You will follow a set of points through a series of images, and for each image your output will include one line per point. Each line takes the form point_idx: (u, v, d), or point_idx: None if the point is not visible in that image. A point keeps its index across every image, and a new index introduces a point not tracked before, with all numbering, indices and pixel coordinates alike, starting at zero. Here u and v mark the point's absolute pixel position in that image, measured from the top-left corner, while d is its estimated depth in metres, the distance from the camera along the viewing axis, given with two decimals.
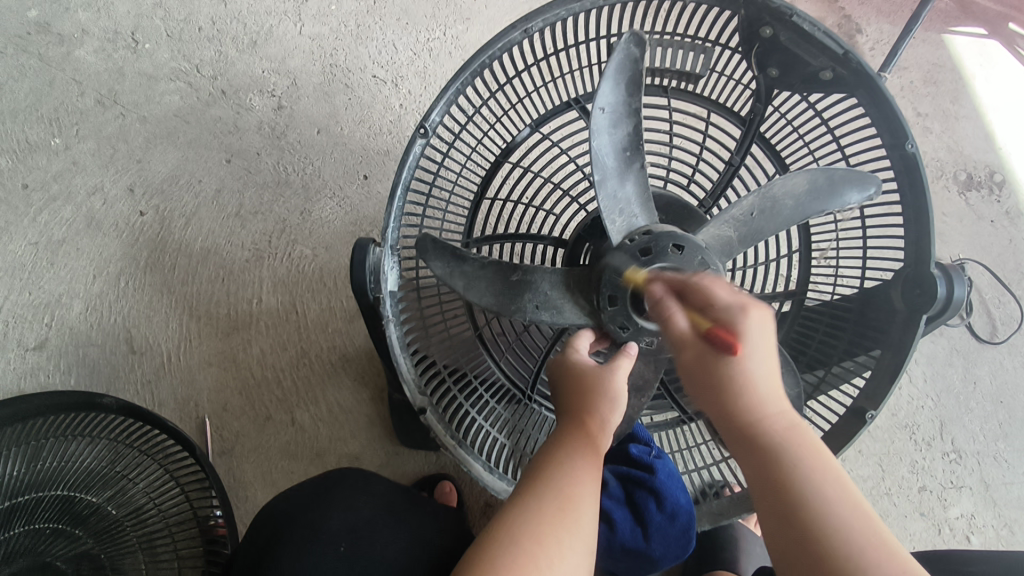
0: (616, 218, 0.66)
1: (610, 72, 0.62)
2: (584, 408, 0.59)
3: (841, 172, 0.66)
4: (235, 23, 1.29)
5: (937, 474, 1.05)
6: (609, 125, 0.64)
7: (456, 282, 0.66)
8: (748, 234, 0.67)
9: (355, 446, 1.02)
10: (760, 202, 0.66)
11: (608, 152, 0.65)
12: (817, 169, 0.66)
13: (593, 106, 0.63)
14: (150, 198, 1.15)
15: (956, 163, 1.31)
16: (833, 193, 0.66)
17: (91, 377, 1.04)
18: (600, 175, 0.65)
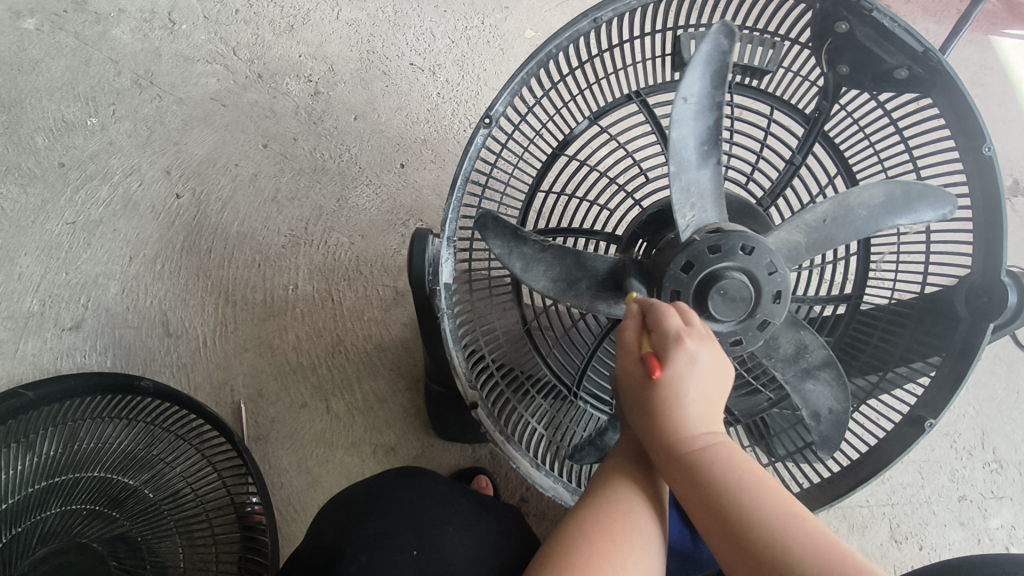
0: (688, 212, 0.65)
1: (699, 60, 0.60)
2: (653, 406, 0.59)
3: (919, 188, 0.64)
4: (273, 6, 1.28)
5: (977, 483, 1.04)
6: (692, 117, 0.62)
7: (513, 261, 0.65)
8: (816, 243, 0.66)
9: (390, 437, 1.01)
10: (834, 210, 0.65)
11: (685, 146, 0.63)
12: (894, 181, 0.64)
13: (678, 94, 0.61)
14: (186, 181, 1.14)
15: (1001, 168, 1.28)
16: (909, 206, 0.64)
17: (127, 359, 1.03)
18: (677, 168, 0.64)
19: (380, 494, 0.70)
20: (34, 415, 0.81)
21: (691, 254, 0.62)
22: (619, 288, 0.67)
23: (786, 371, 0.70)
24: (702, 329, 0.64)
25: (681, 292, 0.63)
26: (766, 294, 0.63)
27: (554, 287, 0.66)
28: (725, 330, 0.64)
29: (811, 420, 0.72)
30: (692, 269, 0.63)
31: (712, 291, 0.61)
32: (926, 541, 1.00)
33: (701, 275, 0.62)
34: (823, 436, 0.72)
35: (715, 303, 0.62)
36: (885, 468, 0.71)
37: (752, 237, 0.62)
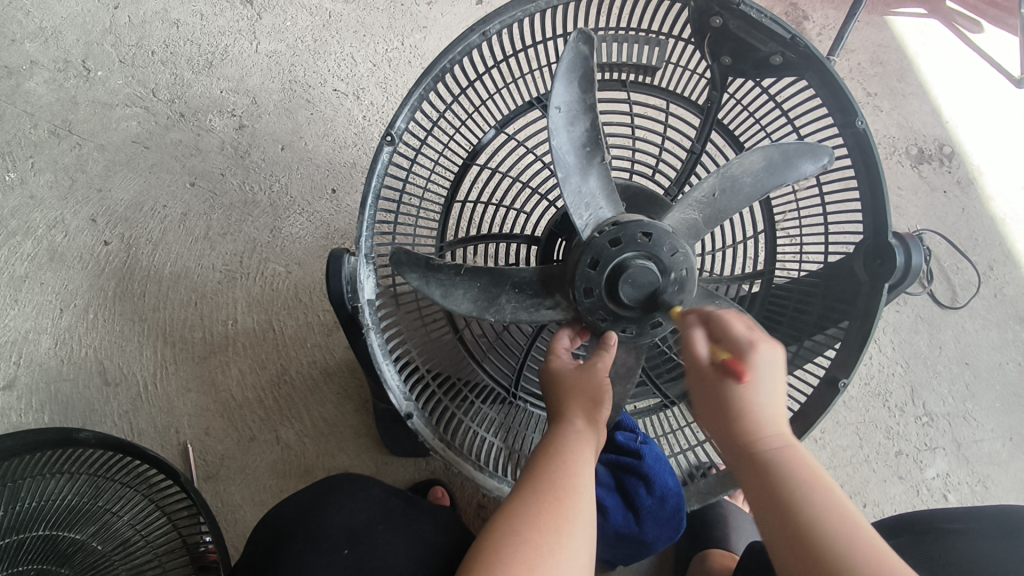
0: (583, 213, 0.67)
1: (561, 72, 0.61)
2: (571, 412, 0.64)
3: (793, 145, 0.68)
4: (190, 45, 1.29)
5: (912, 437, 1.09)
6: (566, 124, 0.64)
7: (433, 289, 0.67)
8: (711, 216, 0.69)
9: (343, 460, 1.01)
10: (721, 183, 0.69)
11: (567, 150, 0.64)
12: (770, 145, 0.68)
13: (549, 105, 0.63)
14: (114, 227, 1.13)
15: (907, 138, 1.36)
16: (787, 164, 0.68)
17: (65, 413, 1.01)
18: (563, 174, 0.65)
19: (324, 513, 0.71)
20: None
21: (595, 252, 0.65)
22: (538, 289, 0.69)
23: None
24: (616, 318, 0.68)
25: (592, 287, 0.66)
26: (674, 277, 0.66)
27: (475, 306, 0.68)
28: (636, 319, 0.68)
29: None
30: (599, 264, 0.66)
31: (620, 282, 0.65)
32: (869, 498, 1.06)
33: (608, 268, 0.66)
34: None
35: (626, 292, 0.65)
36: (809, 431, 0.75)
37: (651, 225, 0.66)
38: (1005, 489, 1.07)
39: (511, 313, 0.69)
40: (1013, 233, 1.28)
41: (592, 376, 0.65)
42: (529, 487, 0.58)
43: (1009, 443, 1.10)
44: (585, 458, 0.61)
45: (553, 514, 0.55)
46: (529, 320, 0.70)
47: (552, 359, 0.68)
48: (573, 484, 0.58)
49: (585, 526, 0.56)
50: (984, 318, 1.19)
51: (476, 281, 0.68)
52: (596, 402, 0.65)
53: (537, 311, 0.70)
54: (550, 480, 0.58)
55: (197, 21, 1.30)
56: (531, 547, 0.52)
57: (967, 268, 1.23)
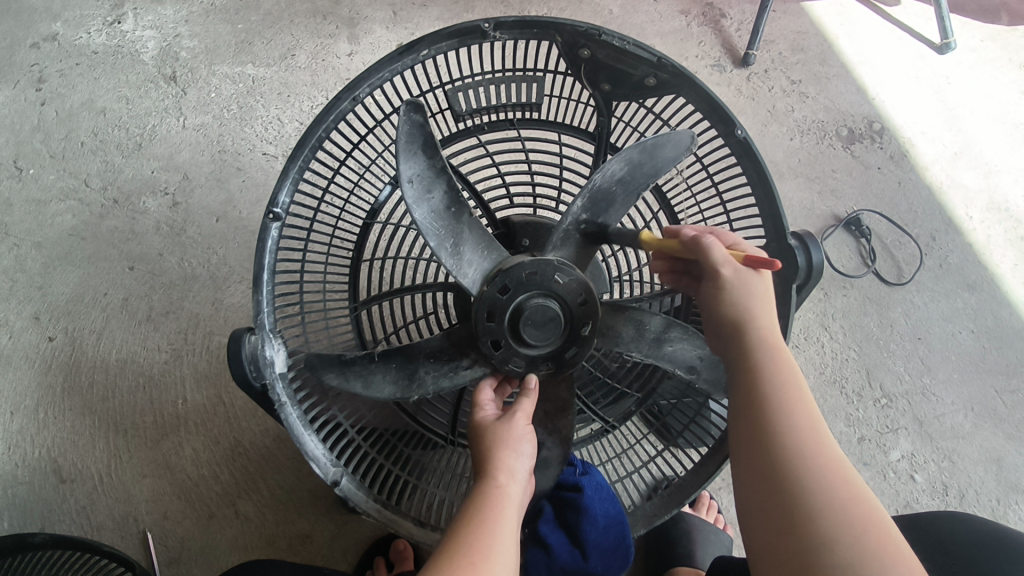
0: (468, 271, 0.67)
1: (402, 149, 0.61)
2: (491, 464, 0.62)
3: (647, 141, 0.66)
4: (118, 130, 1.31)
5: (873, 421, 1.09)
6: (420, 198, 0.63)
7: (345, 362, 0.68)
8: (599, 231, 0.69)
9: (305, 525, 1.01)
10: (593, 203, 0.68)
11: (432, 219, 0.64)
12: (626, 149, 0.66)
13: (400, 182, 0.62)
14: (57, 321, 1.13)
15: (835, 120, 1.35)
16: (653, 160, 0.67)
17: (23, 517, 1.00)
18: (435, 243, 0.64)
19: None
20: None
21: (488, 304, 0.66)
22: (448, 340, 0.69)
23: (635, 357, 0.72)
24: (531, 359, 0.68)
25: (497, 340, 0.67)
26: (572, 305, 0.67)
27: (392, 375, 0.68)
28: (552, 353, 0.68)
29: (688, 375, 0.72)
30: (495, 316, 0.66)
31: (522, 324, 0.66)
32: None
33: (506, 315, 0.66)
34: (708, 386, 0.72)
35: (530, 334, 0.66)
36: None
37: (533, 262, 0.66)
38: (971, 461, 1.08)
39: (433, 385, 0.69)
40: (951, 200, 1.29)
41: (510, 428, 0.64)
42: (444, 552, 0.55)
43: (971, 414, 1.11)
44: (507, 514, 0.58)
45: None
46: (451, 385, 0.69)
47: (474, 411, 0.67)
48: (491, 542, 0.55)
49: None
50: (932, 290, 1.19)
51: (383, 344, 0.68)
52: (518, 454, 0.63)
53: (449, 363, 0.69)
54: (467, 542, 0.55)
55: (123, 106, 1.33)
56: None
57: (909, 242, 1.24)
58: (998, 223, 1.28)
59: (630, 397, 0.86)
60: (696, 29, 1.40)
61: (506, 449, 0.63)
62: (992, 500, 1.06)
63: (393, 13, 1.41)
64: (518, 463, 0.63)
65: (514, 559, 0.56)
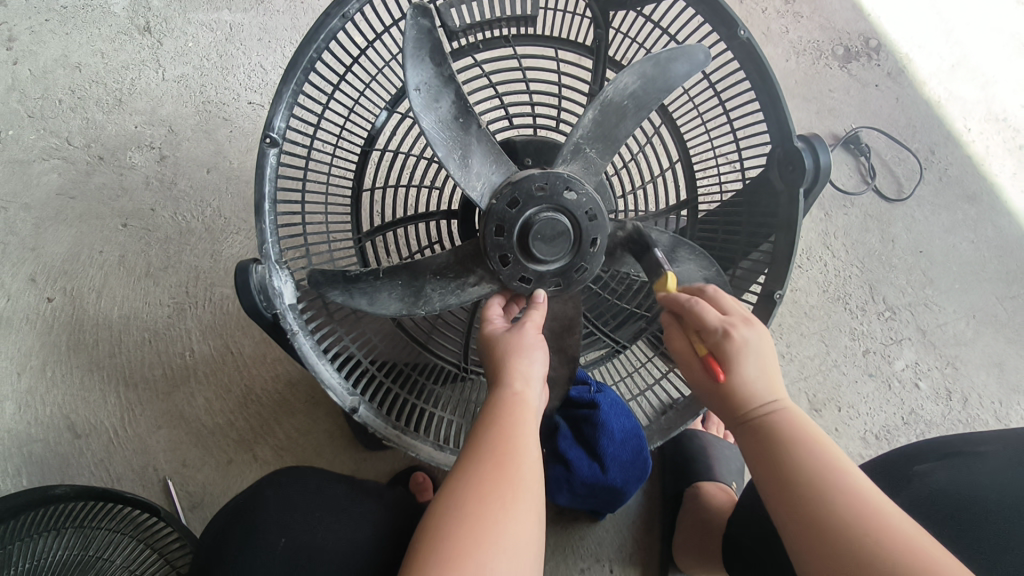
0: (476, 183, 0.66)
1: (408, 53, 0.60)
2: (504, 372, 0.62)
3: (664, 52, 0.65)
4: (96, 86, 1.26)
5: (876, 334, 1.10)
6: (428, 105, 0.62)
7: (353, 285, 0.68)
8: (604, 145, 0.67)
9: (323, 465, 1.02)
10: (601, 115, 0.66)
11: (441, 129, 0.63)
12: (641, 60, 0.65)
13: (408, 90, 0.61)
14: (55, 282, 1.12)
15: (831, 39, 1.31)
16: (665, 75, 0.65)
17: (42, 472, 1.01)
18: (443, 153, 0.64)
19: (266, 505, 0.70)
20: None
21: (497, 219, 0.66)
22: (454, 258, 0.69)
23: None
24: (539, 275, 0.68)
25: (506, 254, 0.66)
26: (581, 220, 0.66)
27: (403, 300, 0.68)
28: (561, 270, 0.68)
29: None
30: (504, 230, 0.66)
31: (530, 238, 0.65)
32: (844, 402, 1.07)
33: (515, 231, 0.66)
34: None
35: (539, 248, 0.66)
36: None
37: (543, 175, 0.66)
38: (973, 367, 1.10)
39: (439, 301, 0.69)
40: (949, 113, 1.28)
41: (521, 337, 0.64)
42: (468, 459, 0.55)
43: (973, 321, 1.13)
44: (526, 419, 0.59)
45: (493, 482, 0.53)
46: (458, 303, 0.69)
47: (484, 325, 0.68)
48: (514, 444, 0.56)
49: (530, 485, 0.54)
50: (932, 203, 1.19)
51: (392, 268, 0.67)
52: (531, 360, 0.64)
53: (456, 281, 0.69)
54: (490, 446, 0.56)
55: (98, 60, 1.28)
56: (473, 518, 0.50)
57: (909, 157, 1.23)
58: (997, 133, 1.27)
59: (637, 318, 0.85)
60: None
61: (519, 356, 0.63)
62: (995, 403, 1.09)
63: None
64: (533, 368, 0.63)
65: (538, 461, 0.57)
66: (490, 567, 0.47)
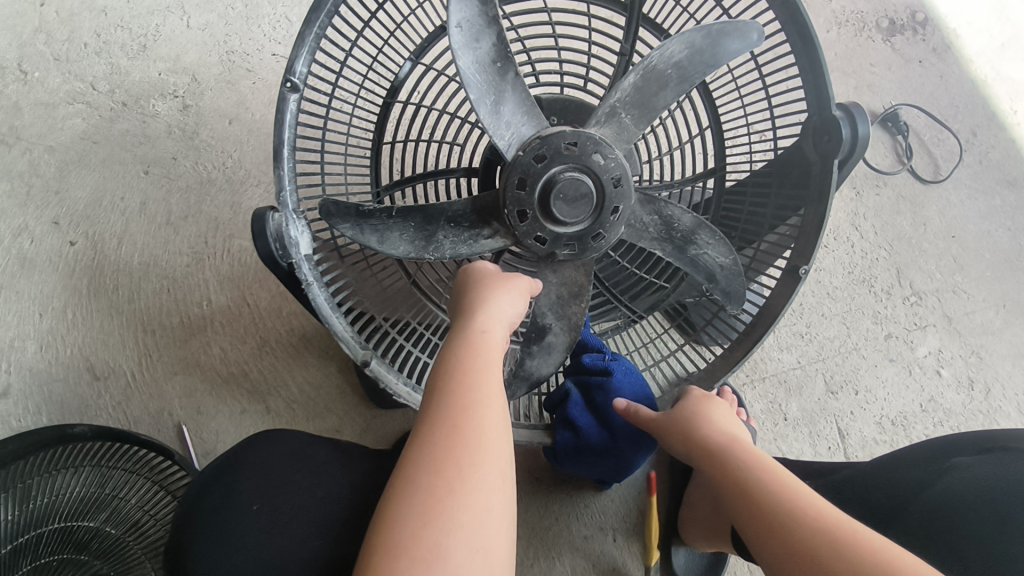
0: (505, 133, 0.65)
1: None
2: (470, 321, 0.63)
3: (719, 25, 0.62)
4: (121, 30, 1.25)
5: (901, 319, 1.08)
6: (468, 43, 0.60)
7: (368, 237, 0.67)
8: (642, 114, 0.65)
9: (334, 419, 1.03)
10: (643, 81, 0.64)
11: (477, 71, 0.61)
12: (693, 28, 0.62)
13: (448, 26, 0.60)
14: (77, 226, 1.13)
15: (875, 10, 1.26)
16: (715, 51, 0.63)
17: (61, 412, 1.03)
18: (476, 96, 0.62)
19: (278, 454, 0.71)
20: None
21: (521, 170, 0.65)
22: (471, 208, 0.68)
23: (666, 246, 0.70)
24: (557, 236, 0.67)
25: (526, 209, 0.66)
26: (606, 183, 0.65)
27: (414, 247, 0.68)
28: (580, 233, 0.67)
29: (707, 282, 0.71)
30: (527, 184, 0.65)
31: (552, 197, 0.64)
32: (861, 386, 1.05)
33: (537, 186, 0.65)
34: (727, 290, 0.72)
35: (559, 209, 0.65)
36: (776, 323, 0.73)
37: (574, 134, 0.64)
38: (999, 358, 1.07)
39: (450, 249, 0.69)
40: (995, 94, 1.22)
41: (492, 281, 0.68)
42: (431, 411, 0.54)
43: (1002, 311, 1.09)
44: (490, 362, 0.59)
45: (454, 437, 0.52)
46: (469, 253, 0.69)
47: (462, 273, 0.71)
48: (476, 391, 0.56)
49: (492, 437, 0.53)
50: (969, 188, 1.15)
51: (407, 215, 0.67)
52: (497, 304, 0.65)
53: (469, 231, 0.69)
54: (452, 397, 0.55)
55: (124, 5, 1.27)
56: (434, 476, 0.49)
57: (948, 138, 1.18)
58: None
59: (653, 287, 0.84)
60: None
61: (485, 304, 0.64)
62: (1019, 394, 1.06)
63: None
64: (497, 314, 0.64)
65: (502, 409, 0.57)
66: (447, 546, 0.46)
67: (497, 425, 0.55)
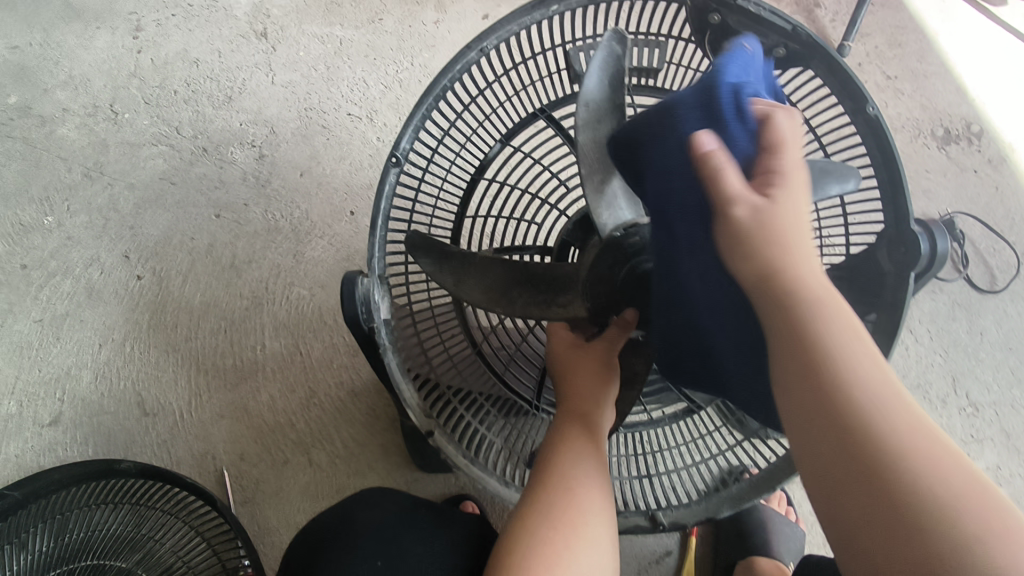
0: (604, 212, 0.67)
1: (596, 66, 0.64)
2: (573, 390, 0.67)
3: (824, 162, 0.69)
4: (210, 82, 1.33)
5: (957, 429, 1.05)
6: (594, 120, 0.65)
7: (446, 278, 0.67)
8: None
9: (374, 479, 1.02)
10: None
11: (594, 147, 0.65)
12: (800, 161, 0.69)
13: (579, 100, 0.64)
14: (146, 261, 1.17)
15: (930, 119, 1.30)
16: (817, 185, 0.69)
17: (107, 445, 1.04)
18: (588, 170, 0.65)
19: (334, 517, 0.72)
20: (26, 513, 0.82)
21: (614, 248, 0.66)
22: (553, 270, 0.68)
23: None
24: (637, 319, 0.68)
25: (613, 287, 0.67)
26: None
27: (489, 297, 0.67)
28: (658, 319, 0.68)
29: None
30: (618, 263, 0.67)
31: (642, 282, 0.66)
32: None
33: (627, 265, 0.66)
34: None
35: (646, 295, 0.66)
36: None
37: None
38: None
39: (521, 308, 0.67)
40: None
41: (587, 362, 0.68)
42: (540, 484, 0.62)
43: None
44: (592, 438, 0.65)
45: (561, 512, 0.60)
46: (542, 313, 0.68)
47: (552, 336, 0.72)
48: (578, 468, 0.62)
49: (593, 512, 0.61)
50: None
51: (486, 267, 0.67)
52: (600, 384, 0.67)
53: (547, 292, 0.68)
54: (560, 473, 0.62)
55: (215, 59, 1.35)
56: (543, 549, 0.58)
57: (1005, 249, 1.19)
58: None
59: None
60: None
61: (590, 379, 0.67)
62: None
63: None
64: (599, 391, 0.67)
65: (603, 482, 0.63)
66: None
67: (598, 500, 0.62)
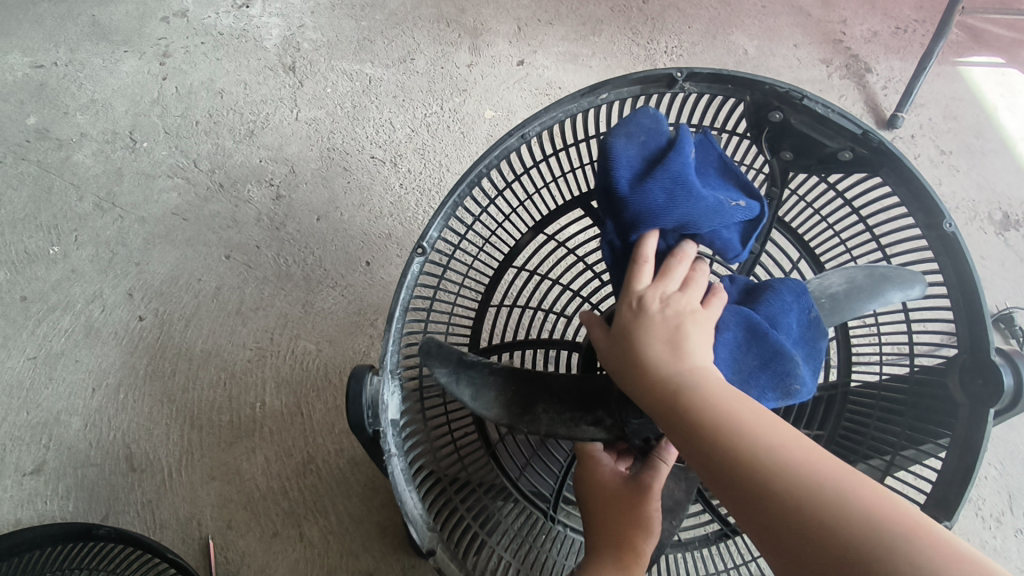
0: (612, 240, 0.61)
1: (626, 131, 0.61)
2: (623, 540, 0.57)
3: (883, 269, 0.63)
4: (232, 114, 1.29)
5: (1014, 555, 0.95)
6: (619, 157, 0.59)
7: (462, 389, 0.62)
8: None
9: (368, 562, 0.94)
10: None
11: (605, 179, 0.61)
12: (857, 266, 0.64)
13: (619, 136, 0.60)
14: (149, 301, 1.11)
15: (989, 202, 1.22)
16: (875, 292, 0.62)
17: (89, 500, 0.98)
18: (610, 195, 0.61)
19: None
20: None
21: None
22: (576, 388, 0.63)
23: None
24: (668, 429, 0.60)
25: (642, 405, 0.60)
26: None
27: (508, 414, 0.61)
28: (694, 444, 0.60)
29: None
30: None
31: None
32: None
33: None
34: None
35: None
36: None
37: None
38: None
39: (547, 426, 0.61)
40: None
41: (643, 506, 0.58)
42: None
43: None
44: None
45: None
46: (567, 436, 0.62)
47: (596, 463, 0.63)
48: None
49: None
50: None
51: (507, 380, 0.62)
52: (650, 535, 0.58)
53: (572, 413, 0.62)
54: None
55: (240, 90, 1.31)
56: None
57: None
58: None
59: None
60: (837, 80, 1.33)
61: (640, 530, 0.57)
62: None
63: (519, 28, 1.38)
64: (647, 546, 0.57)
65: None
66: None
67: None
